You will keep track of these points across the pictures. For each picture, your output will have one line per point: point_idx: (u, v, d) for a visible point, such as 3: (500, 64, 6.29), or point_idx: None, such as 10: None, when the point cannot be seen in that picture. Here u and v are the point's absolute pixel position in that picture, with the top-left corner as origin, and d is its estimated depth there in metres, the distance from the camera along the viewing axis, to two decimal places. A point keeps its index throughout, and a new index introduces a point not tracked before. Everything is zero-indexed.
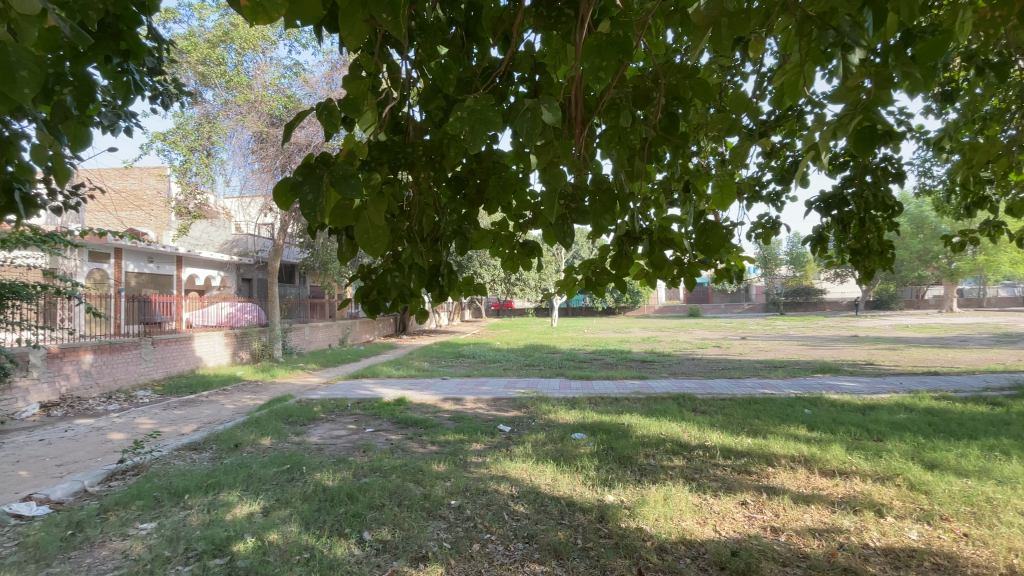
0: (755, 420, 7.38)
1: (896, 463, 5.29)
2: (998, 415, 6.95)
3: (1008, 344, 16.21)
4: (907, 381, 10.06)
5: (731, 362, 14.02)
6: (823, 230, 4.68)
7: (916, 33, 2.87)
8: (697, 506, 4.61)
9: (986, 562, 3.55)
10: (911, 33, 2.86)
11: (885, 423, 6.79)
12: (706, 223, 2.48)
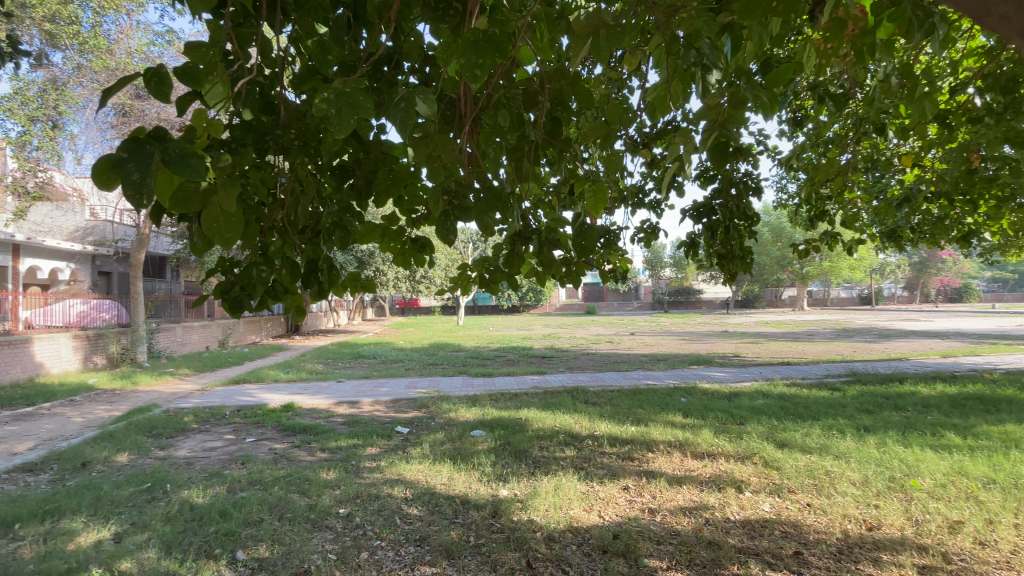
0: (639, 409, 7.97)
1: (753, 443, 6.01)
2: (831, 398, 8.19)
3: (840, 337, 19.25)
4: (765, 371, 11.50)
5: (622, 356, 15.01)
6: (695, 236, 5.18)
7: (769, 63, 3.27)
8: (584, 494, 4.85)
9: (825, 527, 4.04)
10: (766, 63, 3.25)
11: (746, 409, 7.69)
12: (585, 226, 2.61)
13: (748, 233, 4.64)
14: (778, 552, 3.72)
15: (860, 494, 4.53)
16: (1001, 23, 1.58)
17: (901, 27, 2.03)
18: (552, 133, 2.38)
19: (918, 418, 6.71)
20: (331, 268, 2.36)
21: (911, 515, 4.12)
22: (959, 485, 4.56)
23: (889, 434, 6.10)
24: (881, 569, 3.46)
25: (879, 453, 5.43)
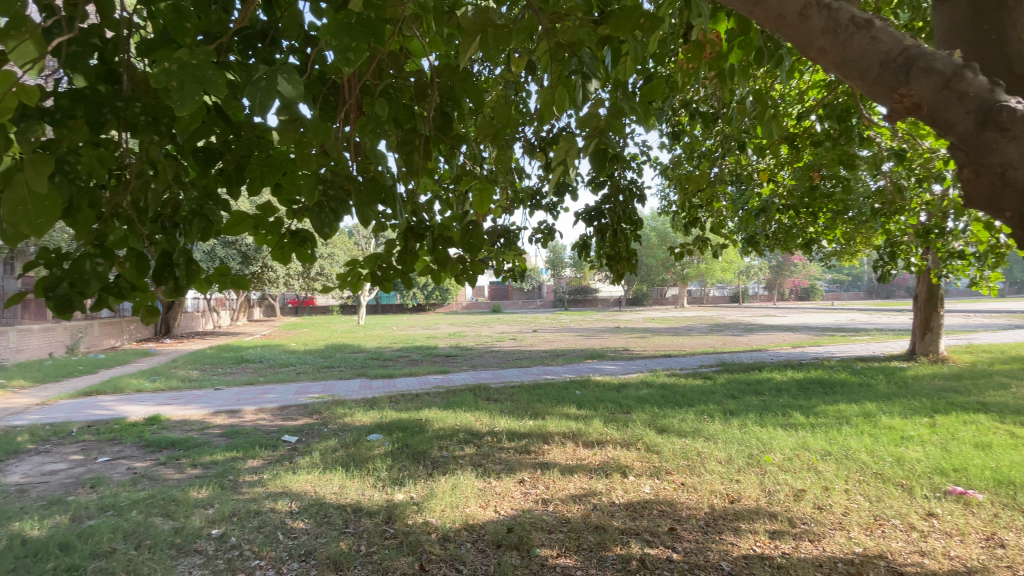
0: (537, 404, 8.22)
1: (638, 430, 6.47)
2: (705, 386, 9.10)
3: (715, 331, 21.49)
4: (650, 363, 12.49)
5: (524, 353, 15.39)
6: (587, 238, 5.45)
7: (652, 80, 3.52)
8: (481, 490, 4.88)
9: (695, 503, 4.48)
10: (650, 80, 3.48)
11: (633, 398, 8.28)
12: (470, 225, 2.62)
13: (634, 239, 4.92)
14: (656, 530, 4.04)
15: (725, 470, 5.08)
16: (821, 56, 1.61)
17: (750, 54, 2.31)
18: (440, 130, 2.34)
19: (773, 401, 7.69)
20: (189, 263, 2.13)
21: (765, 486, 4.70)
22: (802, 458, 5.29)
23: (750, 416, 6.92)
24: (739, 536, 3.90)
25: (742, 434, 6.13)
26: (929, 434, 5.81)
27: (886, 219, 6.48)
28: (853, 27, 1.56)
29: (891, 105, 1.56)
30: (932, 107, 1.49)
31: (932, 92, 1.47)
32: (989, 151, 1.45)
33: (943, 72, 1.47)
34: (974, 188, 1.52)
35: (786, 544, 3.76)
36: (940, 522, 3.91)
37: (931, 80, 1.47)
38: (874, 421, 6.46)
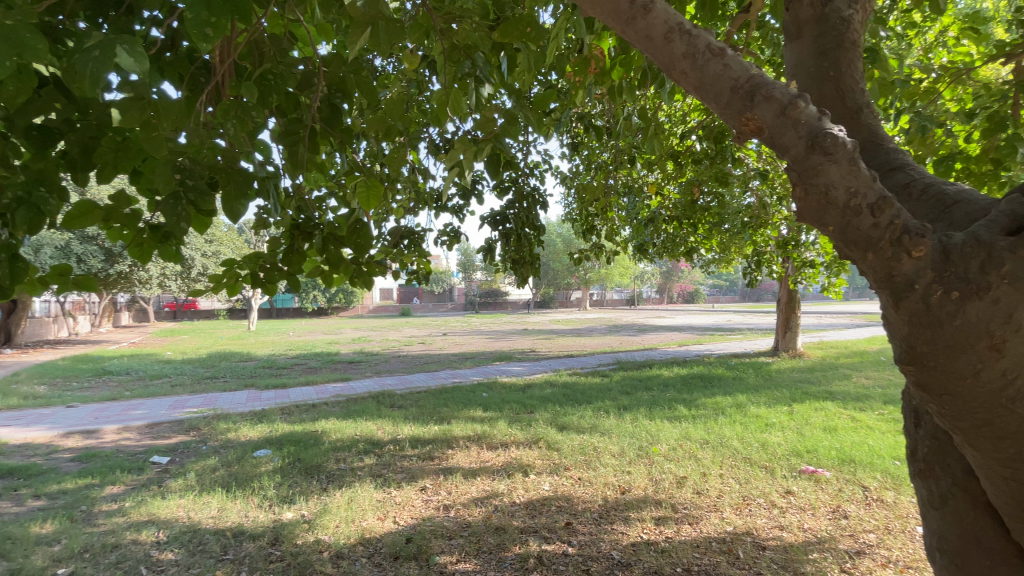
0: (443, 408, 8.11)
1: (540, 429, 6.65)
2: (602, 383, 9.60)
3: (614, 332, 22.82)
4: (554, 363, 12.93)
5: (432, 357, 15.15)
6: (492, 243, 5.48)
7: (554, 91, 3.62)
8: (380, 501, 4.69)
9: (591, 497, 4.69)
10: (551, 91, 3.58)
11: (537, 398, 8.51)
12: (357, 223, 2.50)
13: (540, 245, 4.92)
14: (553, 526, 4.16)
15: (618, 463, 5.39)
16: (680, 80, 1.28)
17: (631, 71, 2.47)
18: (326, 123, 2.25)
19: (662, 396, 8.31)
20: (13, 260, 1.94)
21: (653, 476, 5.05)
22: (685, 447, 5.77)
23: (641, 411, 7.42)
24: (629, 525, 4.14)
25: (634, 427, 6.56)
26: (787, 421, 6.64)
27: (754, 231, 7.31)
28: (709, 50, 1.24)
29: (736, 132, 1.23)
30: (772, 133, 1.17)
31: (773, 118, 1.15)
32: (812, 174, 1.11)
33: (783, 98, 1.15)
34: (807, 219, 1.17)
35: (670, 529, 4.06)
36: (795, 498, 4.45)
37: (773, 105, 1.15)
38: (744, 411, 7.25)
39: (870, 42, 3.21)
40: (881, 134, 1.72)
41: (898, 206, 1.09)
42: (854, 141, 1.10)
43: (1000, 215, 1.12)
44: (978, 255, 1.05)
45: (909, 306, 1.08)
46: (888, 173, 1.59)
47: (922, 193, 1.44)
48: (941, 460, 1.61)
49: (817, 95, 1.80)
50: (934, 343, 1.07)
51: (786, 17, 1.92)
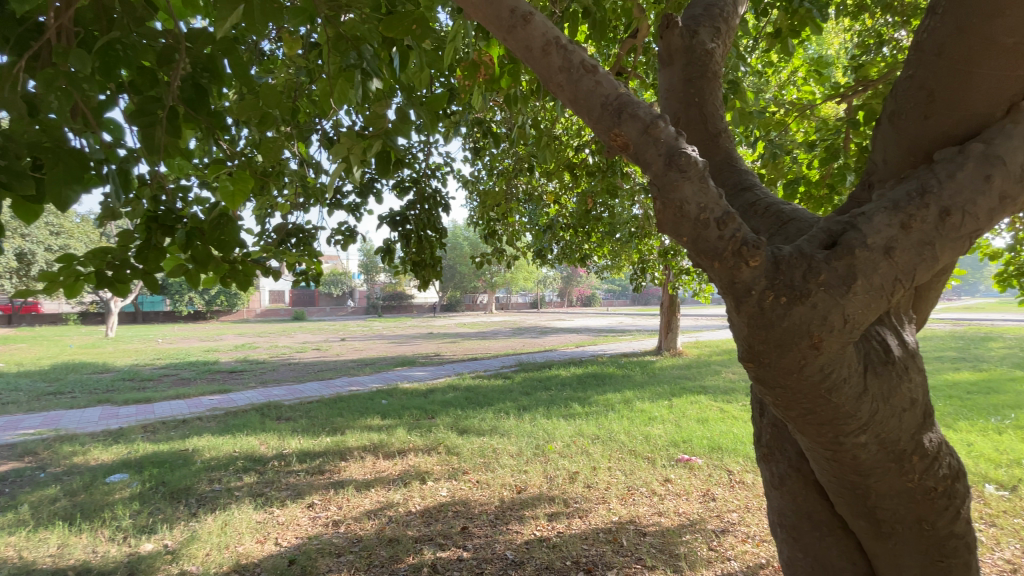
0: (337, 418, 7.68)
1: (440, 434, 6.56)
2: (503, 385, 9.74)
3: (516, 335, 23.30)
4: (456, 367, 12.87)
5: (326, 364, 14.30)
6: (391, 243, 4.98)
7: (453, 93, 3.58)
8: (260, 523, 4.30)
9: (487, 499, 4.72)
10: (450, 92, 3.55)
11: (438, 403, 8.39)
12: (222, 218, 2.23)
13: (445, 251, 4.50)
14: (449, 532, 4.12)
15: (515, 463, 5.48)
16: (556, 91, 1.35)
17: (517, 82, 2.49)
18: (188, 104, 1.93)
19: (559, 395, 8.64)
20: None
21: (548, 473, 5.21)
22: (578, 443, 6.03)
23: (539, 410, 7.64)
24: (523, 523, 4.23)
25: (531, 427, 6.72)
26: (668, 414, 7.25)
27: (641, 240, 7.89)
28: (583, 66, 1.33)
29: (606, 145, 1.32)
30: (636, 149, 1.26)
31: (637, 136, 1.25)
32: (669, 189, 1.21)
33: (646, 118, 1.26)
34: (667, 230, 1.28)
35: (561, 524, 4.21)
36: (672, 485, 4.86)
37: (637, 124, 1.26)
38: (632, 406, 7.77)
39: (733, 75, 3.61)
40: (735, 158, 1.93)
41: (740, 222, 1.23)
42: (704, 161, 1.22)
43: (819, 231, 1.30)
44: (800, 266, 1.22)
45: (748, 310, 1.22)
46: (738, 193, 1.80)
47: (764, 211, 1.66)
48: (779, 444, 1.83)
49: (683, 118, 1.97)
50: (768, 341, 1.22)
51: (658, 42, 2.06)
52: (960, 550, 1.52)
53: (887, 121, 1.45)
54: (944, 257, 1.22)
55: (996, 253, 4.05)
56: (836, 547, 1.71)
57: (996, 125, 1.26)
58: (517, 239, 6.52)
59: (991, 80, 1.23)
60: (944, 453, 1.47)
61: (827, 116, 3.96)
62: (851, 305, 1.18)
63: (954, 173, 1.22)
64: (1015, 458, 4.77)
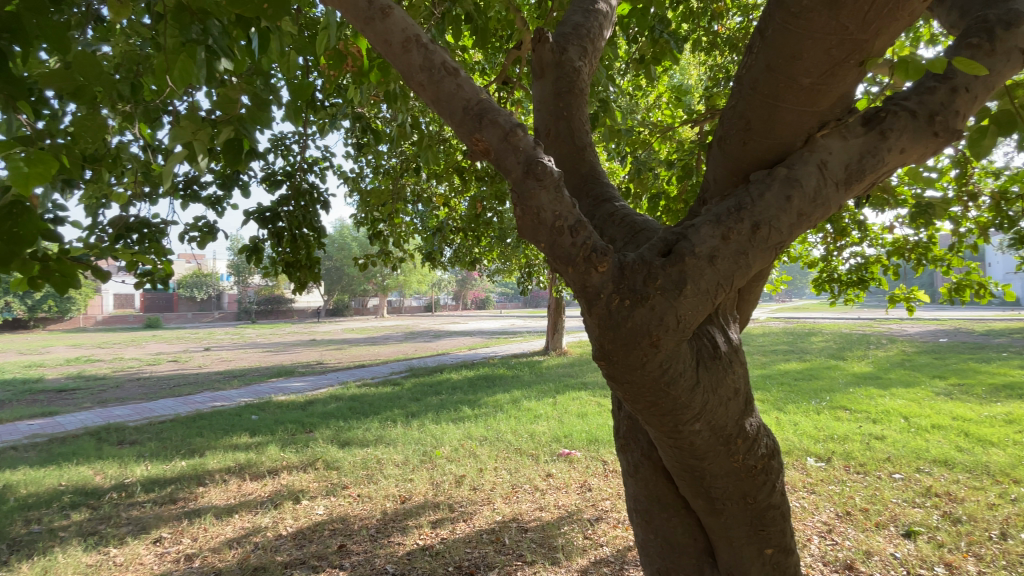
0: (195, 438, 6.81)
1: (318, 449, 6.13)
2: (391, 392, 9.41)
3: (406, 340, 22.66)
4: (340, 375, 12.16)
5: (186, 377, 12.66)
6: (258, 242, 4.35)
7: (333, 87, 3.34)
8: (89, 568, 3.65)
9: (368, 513, 4.51)
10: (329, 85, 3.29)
11: (317, 415, 7.84)
12: (15, 207, 1.58)
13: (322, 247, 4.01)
14: (324, 552, 3.86)
15: (400, 473, 5.31)
16: (418, 90, 1.42)
17: (388, 77, 2.36)
18: None
19: (449, 399, 8.57)
20: None
21: (433, 480, 5.12)
22: (465, 447, 6.03)
23: (428, 416, 7.50)
24: (406, 534, 4.10)
25: (418, 434, 6.57)
26: (552, 411, 7.56)
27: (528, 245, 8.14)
28: (444, 68, 1.41)
29: (468, 149, 1.41)
30: (496, 156, 1.37)
31: (497, 142, 1.36)
32: (528, 197, 1.31)
33: (504, 126, 1.36)
34: (526, 233, 1.37)
35: (445, 530, 4.16)
36: (554, 479, 5.06)
37: (496, 130, 1.36)
38: (519, 406, 7.97)
39: (605, 93, 3.88)
40: (599, 171, 2.06)
41: (590, 229, 1.35)
42: (559, 172, 1.33)
43: (657, 240, 1.43)
44: (642, 271, 1.35)
45: (597, 309, 1.34)
46: (599, 204, 1.93)
47: (620, 221, 1.80)
48: (634, 435, 1.98)
49: (553, 131, 2.06)
50: (615, 341, 1.33)
51: (530, 54, 2.12)
52: (777, 519, 1.77)
53: (717, 144, 1.68)
54: (756, 264, 1.41)
55: (813, 262, 4.84)
56: (680, 526, 1.90)
57: (795, 152, 1.49)
58: (404, 242, 6.35)
59: (791, 115, 1.45)
60: (763, 435, 1.69)
61: (683, 139, 4.43)
62: (683, 308, 1.32)
63: (763, 193, 1.41)
64: (828, 434, 5.73)
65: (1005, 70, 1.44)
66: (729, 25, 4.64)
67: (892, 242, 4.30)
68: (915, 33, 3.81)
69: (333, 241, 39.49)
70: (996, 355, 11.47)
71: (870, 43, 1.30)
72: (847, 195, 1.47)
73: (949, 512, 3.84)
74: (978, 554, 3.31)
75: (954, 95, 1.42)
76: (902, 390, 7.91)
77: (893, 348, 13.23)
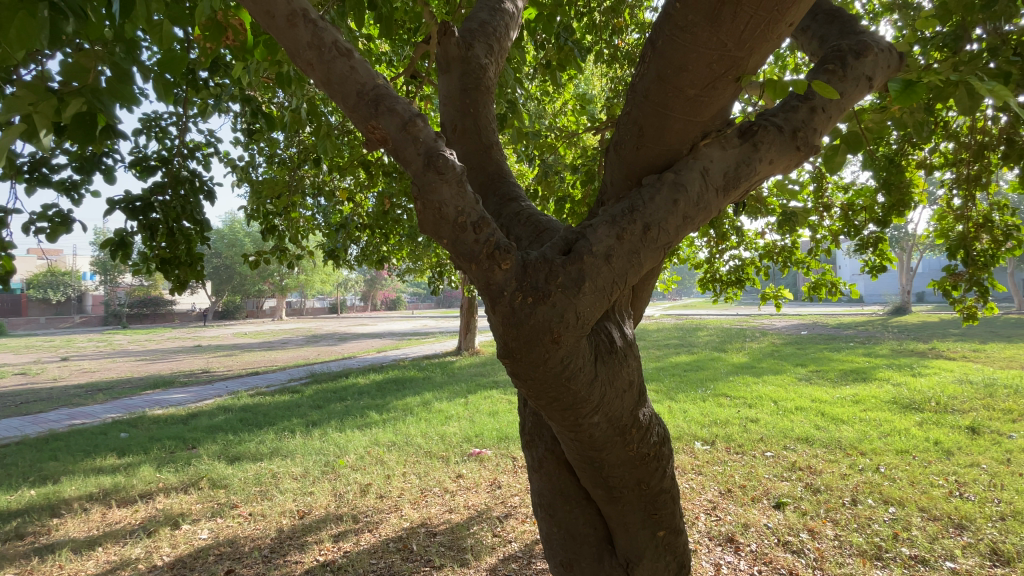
0: (46, 463, 5.82)
1: (203, 466, 5.53)
2: (290, 401, 8.77)
3: (308, 343, 21.29)
4: (231, 384, 11.10)
5: (35, 392, 10.79)
6: (127, 234, 3.65)
7: (220, 65, 2.98)
8: None
9: (262, 532, 4.15)
10: (215, 62, 2.92)
11: (202, 429, 7.09)
12: None
13: (204, 241, 3.43)
14: None
15: (299, 486, 4.96)
16: (307, 69, 1.34)
17: (277, 56, 2.16)
18: None
19: (354, 405, 8.18)
20: None
21: (336, 491, 4.85)
22: (372, 453, 5.78)
23: (331, 424, 7.09)
24: (305, 551, 3.84)
25: (320, 443, 6.19)
26: (463, 412, 7.52)
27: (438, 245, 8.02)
28: (336, 48, 1.33)
29: (363, 136, 1.35)
30: (394, 145, 1.32)
31: (395, 131, 1.31)
32: (429, 190, 1.27)
33: (403, 114, 1.32)
34: (427, 226, 1.32)
35: (348, 542, 3.95)
36: (463, 480, 5.02)
37: (394, 119, 1.31)
38: (429, 408, 7.83)
39: (513, 95, 3.92)
40: (506, 170, 2.07)
41: (494, 227, 1.34)
42: (461, 166, 1.30)
43: (558, 239, 1.47)
44: (543, 269, 1.36)
45: (500, 307, 1.33)
46: (505, 203, 1.94)
47: (525, 220, 1.81)
48: (538, 431, 2.02)
49: (460, 126, 2.03)
50: (518, 338, 1.33)
51: (436, 46, 2.06)
52: (668, 503, 1.89)
53: (615, 148, 1.77)
54: (647, 263, 1.48)
55: (699, 264, 5.28)
56: (582, 517, 1.97)
57: (682, 158, 1.60)
58: (303, 239, 5.94)
59: (678, 124, 1.56)
60: (655, 424, 1.80)
61: (587, 146, 4.62)
62: (581, 304, 1.35)
63: (653, 196, 1.50)
64: (712, 419, 6.32)
65: (853, 93, 1.65)
66: (629, 40, 4.91)
67: (764, 246, 4.83)
68: (783, 62, 4.31)
69: (223, 237, 36.02)
70: (843, 344, 13.43)
71: (745, 60, 1.41)
72: (726, 201, 1.60)
73: (810, 483, 4.40)
74: (832, 519, 3.82)
75: (813, 114, 1.60)
76: (772, 377, 8.95)
77: (765, 340, 14.93)
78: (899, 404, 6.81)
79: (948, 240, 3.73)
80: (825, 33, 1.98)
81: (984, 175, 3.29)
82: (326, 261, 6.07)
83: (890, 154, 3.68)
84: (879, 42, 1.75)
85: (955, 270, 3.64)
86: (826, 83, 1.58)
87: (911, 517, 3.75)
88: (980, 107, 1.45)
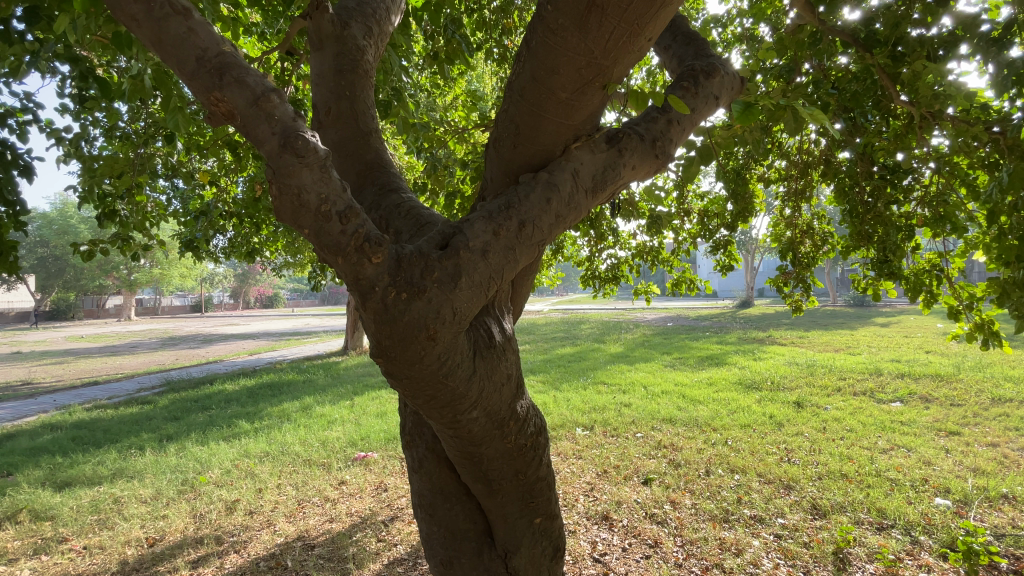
0: None
1: (21, 496, 4.59)
2: (138, 413, 7.62)
3: (163, 346, 18.66)
4: (62, 397, 9.39)
5: None
6: None
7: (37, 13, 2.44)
8: None
9: (100, 566, 3.56)
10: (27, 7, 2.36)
11: (18, 453, 5.87)
12: None
13: (18, 228, 2.74)
14: None
15: (148, 511, 4.31)
16: (132, 25, 1.17)
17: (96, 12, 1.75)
18: None
19: (220, 414, 7.34)
20: None
21: (196, 512, 4.31)
22: (241, 467, 5.23)
23: (190, 437, 6.30)
24: None
25: (176, 460, 5.45)
26: (347, 414, 7.13)
27: None
28: (170, 5, 1.18)
29: (206, 108, 1.21)
30: (245, 120, 1.20)
31: (244, 105, 1.18)
32: (285, 174, 1.16)
33: (254, 88, 1.19)
34: (288, 215, 1.22)
35: (210, 567, 3.54)
36: (346, 486, 4.76)
37: (244, 92, 1.18)
38: (309, 412, 7.31)
39: (398, 84, 3.79)
40: (386, 159, 1.97)
41: (364, 218, 1.27)
42: (324, 151, 1.22)
43: (435, 234, 1.44)
44: (419, 264, 1.32)
45: (372, 303, 1.27)
46: (384, 193, 1.85)
47: (405, 213, 1.75)
48: (419, 431, 1.98)
49: (334, 109, 1.90)
50: (392, 337, 1.29)
51: (308, 21, 1.90)
52: (544, 490, 1.94)
53: (494, 145, 1.79)
54: (523, 259, 1.51)
55: (581, 261, 5.57)
56: (462, 513, 1.97)
57: (555, 159, 1.66)
58: (151, 227, 5.15)
59: (552, 125, 1.62)
60: (533, 415, 1.84)
61: (475, 143, 4.62)
62: (458, 300, 1.33)
63: (528, 194, 1.53)
64: (592, 405, 6.74)
65: (703, 110, 1.84)
66: (518, 42, 4.99)
67: (636, 246, 5.24)
68: (654, 79, 4.71)
69: (52, 222, 30.15)
70: (701, 333, 15.19)
71: (610, 69, 1.50)
72: (596, 202, 1.68)
73: (673, 459, 4.90)
74: (690, 489, 4.29)
75: (669, 126, 1.74)
76: (643, 365, 9.80)
77: (637, 331, 16.27)
78: (744, 384, 7.88)
79: (780, 244, 4.35)
80: (683, 53, 2.19)
81: (807, 190, 3.87)
82: (182, 252, 5.33)
83: (737, 166, 4.20)
84: (725, 65, 1.98)
85: (785, 271, 4.24)
86: (681, 99, 1.73)
87: (752, 482, 4.35)
88: (802, 130, 1.61)
